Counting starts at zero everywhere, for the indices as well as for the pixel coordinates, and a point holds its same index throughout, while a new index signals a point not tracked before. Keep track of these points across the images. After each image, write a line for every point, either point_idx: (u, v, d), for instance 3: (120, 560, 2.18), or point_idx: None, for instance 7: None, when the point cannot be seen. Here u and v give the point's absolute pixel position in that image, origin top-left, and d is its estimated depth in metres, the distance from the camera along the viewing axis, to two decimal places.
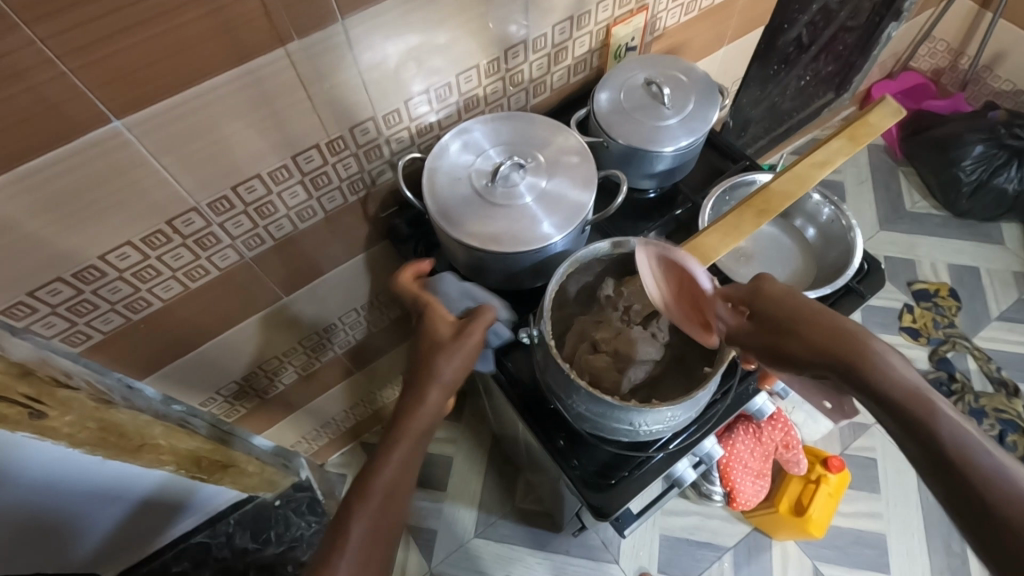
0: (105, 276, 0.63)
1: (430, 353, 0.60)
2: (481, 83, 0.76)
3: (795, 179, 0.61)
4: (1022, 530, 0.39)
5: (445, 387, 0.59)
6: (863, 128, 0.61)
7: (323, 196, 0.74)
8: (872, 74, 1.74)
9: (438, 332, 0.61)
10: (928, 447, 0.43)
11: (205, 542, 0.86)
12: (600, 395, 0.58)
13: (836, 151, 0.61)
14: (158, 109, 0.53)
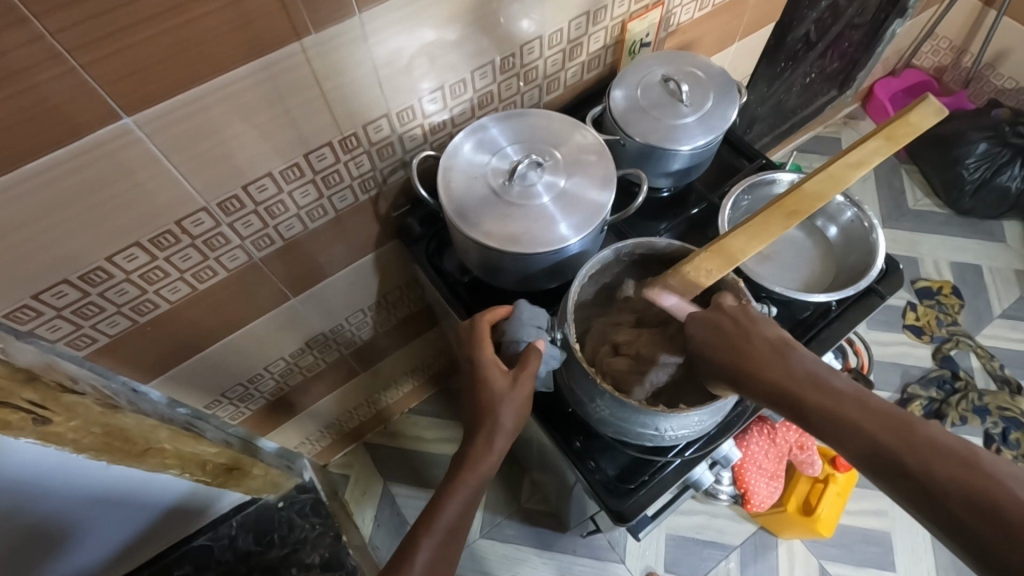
0: (112, 278, 0.61)
1: (483, 405, 0.59)
2: (496, 80, 0.75)
3: (829, 179, 0.59)
4: (929, 461, 0.44)
5: (501, 434, 0.59)
6: (904, 128, 0.59)
7: (334, 195, 0.73)
8: (876, 71, 1.74)
9: (493, 384, 0.59)
10: (828, 424, 0.49)
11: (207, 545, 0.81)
12: (624, 400, 0.57)
13: (874, 153, 0.59)
14: (166, 106, 0.51)
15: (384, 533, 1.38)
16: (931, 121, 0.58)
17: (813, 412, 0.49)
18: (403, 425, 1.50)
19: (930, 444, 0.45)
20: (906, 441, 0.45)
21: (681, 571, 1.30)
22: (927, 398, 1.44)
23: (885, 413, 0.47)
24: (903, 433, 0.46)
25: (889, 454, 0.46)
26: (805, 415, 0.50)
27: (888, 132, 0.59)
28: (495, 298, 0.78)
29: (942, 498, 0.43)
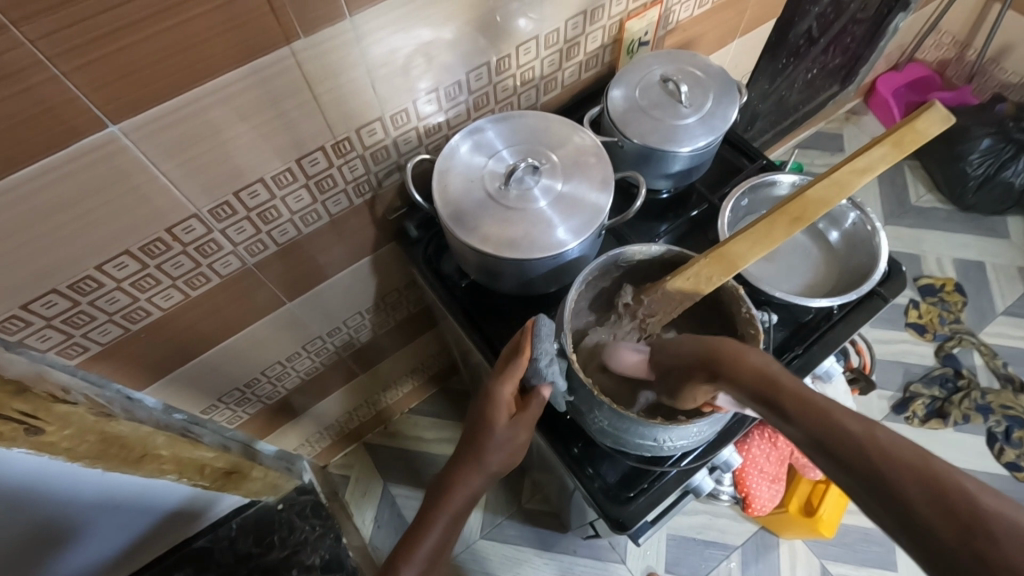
0: (102, 286, 0.61)
1: (482, 439, 0.60)
2: (492, 81, 0.73)
3: (833, 185, 0.57)
4: (891, 452, 0.35)
5: (488, 471, 0.60)
6: (911, 134, 0.56)
7: (328, 200, 0.71)
8: (878, 66, 1.72)
9: (494, 417, 0.60)
10: (791, 410, 0.41)
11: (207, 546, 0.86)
12: (622, 411, 0.56)
13: (879, 159, 0.56)
14: (153, 112, 0.50)
15: (384, 534, 1.38)
16: (941, 126, 0.56)
17: (783, 399, 0.42)
18: (403, 425, 1.49)
19: (899, 439, 0.35)
20: (872, 434, 0.36)
21: (682, 571, 1.30)
22: (929, 397, 1.43)
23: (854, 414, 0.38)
24: (871, 426, 0.37)
25: (850, 444, 0.36)
26: (772, 404, 0.43)
27: (895, 137, 0.56)
28: (493, 303, 0.77)
29: (904, 499, 0.33)
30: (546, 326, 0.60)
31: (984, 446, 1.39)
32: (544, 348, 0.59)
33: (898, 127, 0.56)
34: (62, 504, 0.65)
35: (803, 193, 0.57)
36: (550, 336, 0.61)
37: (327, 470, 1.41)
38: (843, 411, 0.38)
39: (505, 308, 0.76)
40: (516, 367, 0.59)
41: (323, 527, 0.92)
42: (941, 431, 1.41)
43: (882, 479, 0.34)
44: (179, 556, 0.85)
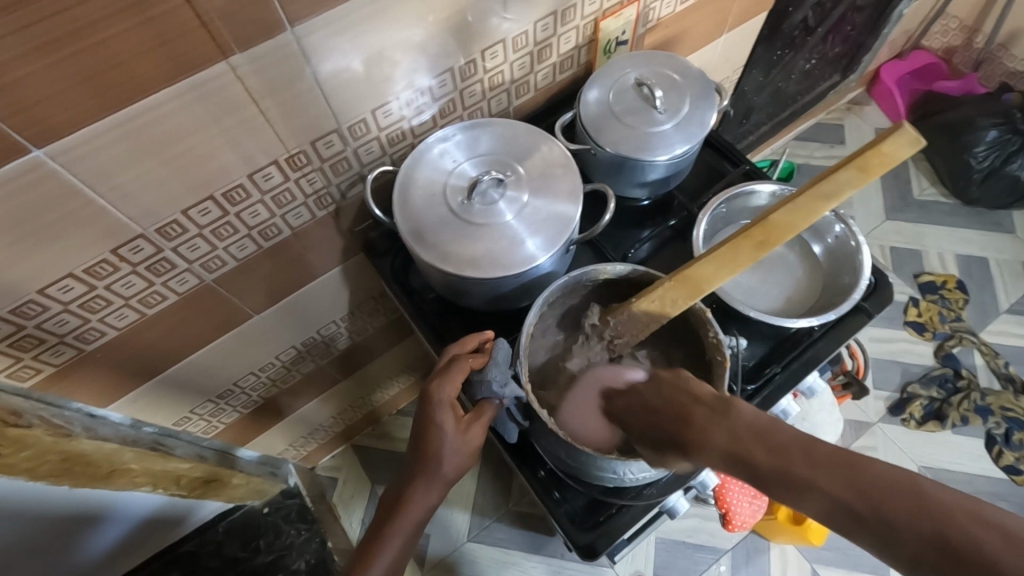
0: (48, 308, 0.59)
1: (427, 447, 0.57)
2: (458, 86, 0.70)
3: (799, 211, 0.54)
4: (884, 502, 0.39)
5: (441, 481, 0.58)
6: (877, 157, 0.53)
7: (288, 213, 0.69)
8: (881, 54, 1.66)
9: (440, 426, 0.57)
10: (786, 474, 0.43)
11: (194, 550, 0.89)
12: (579, 444, 0.55)
13: (846, 184, 0.53)
14: (80, 135, 0.47)
15: None
16: (908, 151, 0.53)
17: (766, 459, 0.44)
18: (391, 427, 1.48)
19: (884, 482, 0.40)
20: (878, 485, 0.40)
21: None
22: (927, 398, 1.40)
23: (854, 456, 0.42)
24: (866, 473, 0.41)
25: (848, 490, 0.41)
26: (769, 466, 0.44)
27: (862, 162, 0.53)
28: (462, 318, 0.74)
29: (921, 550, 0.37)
30: (503, 352, 0.61)
31: (982, 448, 1.36)
32: (498, 371, 0.59)
33: (864, 152, 0.53)
34: (36, 525, 0.64)
35: (767, 216, 0.54)
36: (506, 361, 0.60)
37: (314, 472, 1.41)
38: (831, 458, 0.42)
39: (474, 324, 0.74)
40: (457, 374, 0.58)
41: (309, 531, 0.95)
42: (939, 434, 1.38)
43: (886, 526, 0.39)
44: (166, 561, 0.88)
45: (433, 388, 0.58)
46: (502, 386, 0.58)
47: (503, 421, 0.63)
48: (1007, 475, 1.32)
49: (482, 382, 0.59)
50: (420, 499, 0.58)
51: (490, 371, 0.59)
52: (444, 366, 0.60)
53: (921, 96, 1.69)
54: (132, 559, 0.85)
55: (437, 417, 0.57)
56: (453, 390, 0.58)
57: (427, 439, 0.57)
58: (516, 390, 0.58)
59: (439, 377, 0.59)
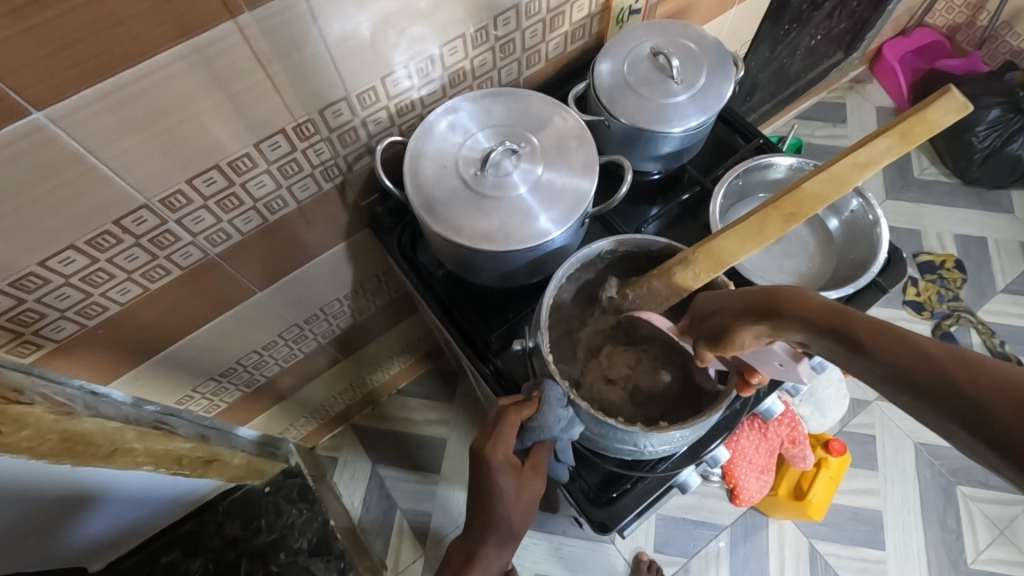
0: (48, 282, 0.56)
1: (492, 511, 0.52)
2: (468, 54, 0.68)
3: (832, 180, 0.48)
4: (996, 411, 0.29)
5: (510, 537, 0.53)
6: (920, 123, 0.46)
7: (294, 184, 0.67)
8: (885, 31, 1.64)
9: (503, 488, 0.52)
10: (884, 369, 0.35)
11: (194, 530, 1.01)
12: (603, 417, 0.54)
13: (884, 153, 0.47)
14: (81, 98, 0.45)
15: (372, 518, 1.37)
16: (955, 117, 0.45)
17: (853, 336, 0.37)
18: (391, 407, 1.47)
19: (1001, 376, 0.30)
20: (988, 398, 0.29)
21: (671, 551, 1.30)
22: None
23: (975, 363, 0.31)
24: (974, 375, 0.30)
25: (942, 384, 0.32)
26: (860, 363, 0.37)
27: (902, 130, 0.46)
28: (471, 294, 0.73)
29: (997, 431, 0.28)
30: (557, 392, 0.54)
31: None
32: (556, 418, 0.54)
33: (906, 117, 0.46)
34: (32, 501, 0.67)
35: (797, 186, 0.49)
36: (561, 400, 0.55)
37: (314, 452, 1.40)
38: (940, 357, 0.32)
39: (485, 299, 0.72)
40: (509, 430, 0.53)
41: (310, 511, 1.09)
42: None
43: (991, 433, 0.29)
44: (167, 540, 0.99)
45: (487, 452, 0.53)
46: (558, 426, 0.54)
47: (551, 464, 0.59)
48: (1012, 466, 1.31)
49: (539, 429, 0.54)
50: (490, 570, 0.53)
51: (548, 419, 0.54)
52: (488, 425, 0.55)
53: (923, 74, 1.68)
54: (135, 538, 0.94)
55: (499, 482, 0.52)
56: (508, 448, 0.53)
57: (487, 503, 0.52)
58: (573, 430, 0.55)
59: (492, 438, 0.53)
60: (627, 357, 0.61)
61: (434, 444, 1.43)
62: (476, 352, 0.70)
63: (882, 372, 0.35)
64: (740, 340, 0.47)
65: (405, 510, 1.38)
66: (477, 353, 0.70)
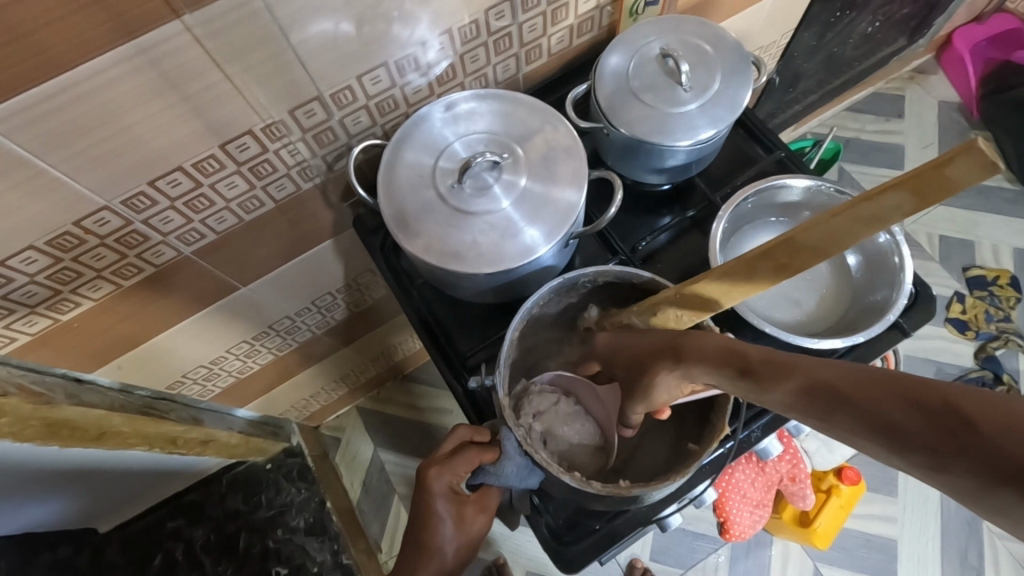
0: (12, 280, 0.56)
1: (426, 539, 0.54)
2: (458, 51, 0.63)
3: (831, 232, 0.39)
4: (895, 415, 0.30)
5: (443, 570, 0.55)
6: (937, 181, 0.34)
7: (269, 184, 0.64)
8: (956, 16, 1.47)
9: (441, 523, 0.54)
10: (790, 395, 0.37)
11: (199, 500, 0.98)
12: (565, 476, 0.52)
13: (889, 213, 0.36)
14: (18, 102, 0.42)
15: (371, 500, 1.39)
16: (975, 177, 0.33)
17: (756, 370, 0.40)
18: (395, 392, 1.47)
19: (879, 377, 0.32)
20: (883, 402, 0.31)
21: (668, 560, 1.26)
22: None
23: (865, 374, 0.33)
24: (872, 384, 0.32)
25: (837, 397, 0.34)
26: (771, 392, 0.39)
27: (913, 182, 0.35)
28: (452, 305, 0.69)
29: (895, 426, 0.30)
30: (513, 442, 0.52)
31: None
32: (512, 466, 0.52)
33: (918, 167, 0.34)
34: (29, 478, 0.65)
35: (787, 237, 0.41)
36: (518, 449, 0.52)
37: (318, 431, 1.41)
38: (841, 371, 0.34)
39: (467, 311, 0.69)
40: (461, 463, 0.53)
41: (308, 491, 1.13)
42: None
43: (886, 427, 0.31)
44: (173, 507, 0.95)
45: (431, 476, 0.54)
46: (516, 476, 0.53)
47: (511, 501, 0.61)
48: None
49: (495, 476, 0.52)
50: None
51: (503, 466, 0.52)
52: (449, 451, 0.55)
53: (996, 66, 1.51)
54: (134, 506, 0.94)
55: (437, 510, 0.54)
56: (453, 478, 0.54)
57: (424, 530, 0.54)
58: (525, 481, 0.53)
59: (440, 464, 0.54)
60: (549, 400, 0.61)
61: (436, 431, 1.43)
62: (450, 367, 0.67)
63: (798, 398, 0.37)
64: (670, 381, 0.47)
65: (403, 495, 1.38)
66: (451, 369, 0.67)
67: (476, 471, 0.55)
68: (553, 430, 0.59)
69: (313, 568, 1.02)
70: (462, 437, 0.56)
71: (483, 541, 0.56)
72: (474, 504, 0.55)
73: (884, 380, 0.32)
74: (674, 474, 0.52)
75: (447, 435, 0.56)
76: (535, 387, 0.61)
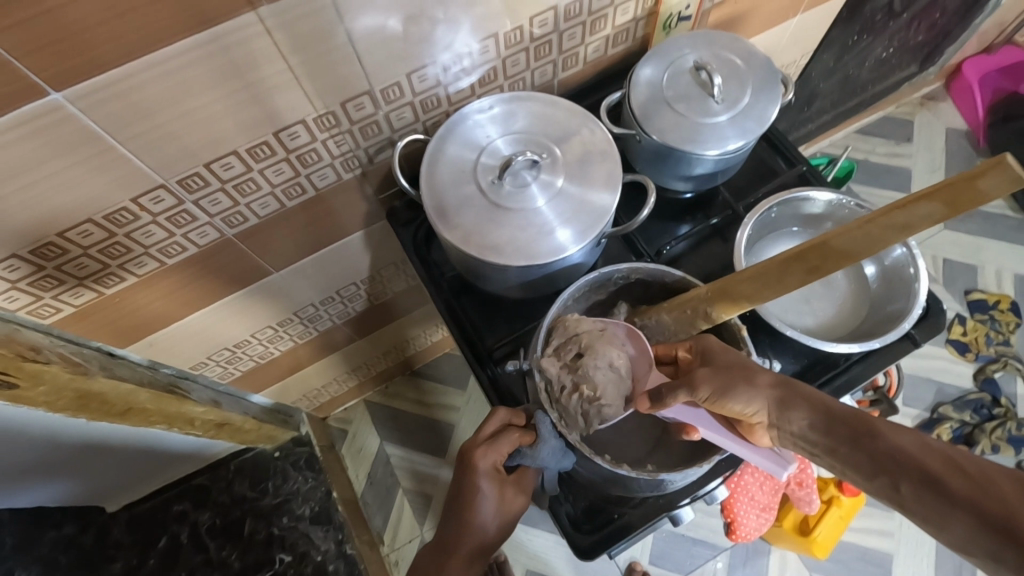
0: (67, 252, 0.58)
1: (468, 518, 0.56)
2: (501, 54, 0.65)
3: (863, 237, 0.42)
4: (1016, 505, 0.35)
5: (480, 552, 0.57)
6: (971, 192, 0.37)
7: (312, 173, 0.66)
8: (967, 46, 1.52)
9: (483, 502, 0.56)
10: (894, 460, 0.40)
11: (205, 483, 1.01)
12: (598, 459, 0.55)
13: (921, 220, 0.39)
14: (101, 80, 0.45)
15: (375, 493, 1.40)
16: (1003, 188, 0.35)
17: (861, 427, 0.43)
18: (404, 386, 1.49)
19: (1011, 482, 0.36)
20: (1005, 491, 0.36)
21: (666, 565, 1.28)
22: (958, 421, 1.32)
23: (978, 461, 0.38)
24: (991, 474, 0.37)
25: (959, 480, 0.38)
26: (872, 453, 0.41)
27: (945, 193, 0.38)
28: (480, 298, 0.72)
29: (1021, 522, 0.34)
30: (547, 425, 0.56)
31: None
32: (548, 449, 0.56)
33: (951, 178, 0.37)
34: (49, 450, 0.69)
35: (822, 240, 0.44)
36: (552, 433, 0.57)
37: (326, 422, 1.43)
38: (974, 462, 0.38)
39: (494, 304, 0.71)
40: (504, 442, 0.56)
41: (315, 480, 1.11)
42: None
43: (1010, 523, 0.35)
44: (179, 491, 0.98)
45: (477, 455, 0.56)
46: (553, 459, 0.56)
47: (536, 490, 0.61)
48: None
49: (531, 458, 0.56)
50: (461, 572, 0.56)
51: (539, 449, 0.56)
52: (491, 433, 0.58)
53: (1004, 97, 1.56)
54: (145, 488, 0.95)
55: (481, 487, 0.56)
56: (497, 457, 0.56)
57: (467, 507, 0.56)
58: (560, 462, 0.57)
59: (484, 445, 0.57)
60: (595, 329, 0.59)
61: (442, 428, 1.45)
62: (476, 357, 0.69)
63: (902, 465, 0.40)
64: (741, 399, 0.49)
65: (407, 490, 1.40)
66: (476, 358, 0.69)
67: (513, 453, 0.57)
68: (593, 350, 0.57)
69: (315, 557, 1.01)
70: (501, 419, 0.59)
71: (518, 521, 0.58)
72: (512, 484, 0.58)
73: (999, 469, 0.37)
74: (700, 462, 0.56)
75: (486, 418, 0.59)
76: (575, 315, 0.59)
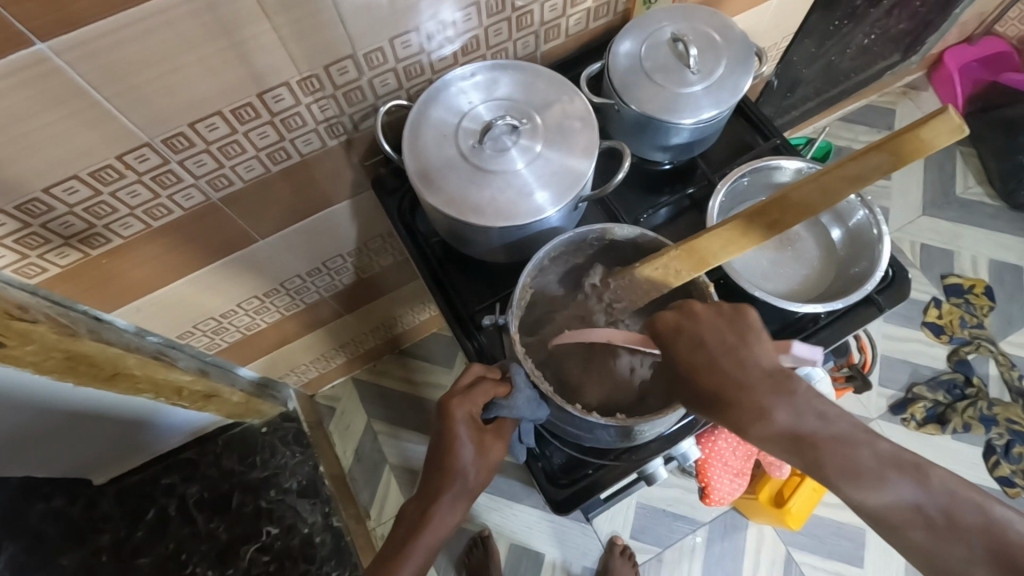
0: (53, 209, 0.59)
1: (449, 463, 0.59)
2: (484, 23, 0.67)
3: (820, 189, 0.55)
4: None
5: (465, 493, 0.60)
6: (914, 144, 0.53)
7: (297, 138, 0.68)
8: (948, 35, 1.55)
9: (461, 449, 0.59)
10: None
11: (193, 458, 1.01)
12: (568, 406, 0.58)
13: (873, 169, 0.54)
14: (86, 32, 0.46)
15: (362, 469, 1.42)
16: (945, 138, 0.52)
17: None
18: (392, 364, 1.51)
19: None
20: None
21: (646, 539, 1.31)
22: (931, 401, 1.36)
23: None
24: None
25: None
26: None
27: (894, 146, 0.53)
28: (463, 263, 0.74)
29: None
30: (523, 374, 0.59)
31: (978, 457, 1.34)
32: (523, 398, 0.58)
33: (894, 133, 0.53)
34: (37, 413, 0.70)
35: (785, 194, 0.55)
36: (526, 382, 0.59)
37: (313, 399, 1.44)
38: None
39: (477, 269, 0.73)
40: (478, 392, 0.59)
41: (302, 455, 1.11)
42: (937, 437, 1.35)
43: None
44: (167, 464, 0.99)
45: (453, 405, 0.59)
46: (529, 410, 0.59)
47: (513, 443, 0.63)
48: (1000, 486, 1.30)
49: (507, 408, 0.58)
50: (444, 513, 0.60)
51: (515, 398, 0.58)
52: (466, 384, 0.60)
53: (983, 87, 1.59)
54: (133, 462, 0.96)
55: (458, 433, 0.59)
56: (472, 407, 0.59)
57: (446, 455, 0.59)
58: (536, 411, 0.59)
59: (461, 395, 0.59)
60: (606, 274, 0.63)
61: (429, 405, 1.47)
62: (458, 320, 0.71)
63: None
64: None
65: (394, 465, 1.42)
66: (458, 320, 0.71)
67: (490, 404, 0.60)
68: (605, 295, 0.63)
69: (303, 529, 1.02)
70: (475, 372, 0.61)
71: (496, 471, 0.61)
72: (490, 436, 0.60)
73: None
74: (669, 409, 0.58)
75: (463, 370, 0.61)
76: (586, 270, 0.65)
